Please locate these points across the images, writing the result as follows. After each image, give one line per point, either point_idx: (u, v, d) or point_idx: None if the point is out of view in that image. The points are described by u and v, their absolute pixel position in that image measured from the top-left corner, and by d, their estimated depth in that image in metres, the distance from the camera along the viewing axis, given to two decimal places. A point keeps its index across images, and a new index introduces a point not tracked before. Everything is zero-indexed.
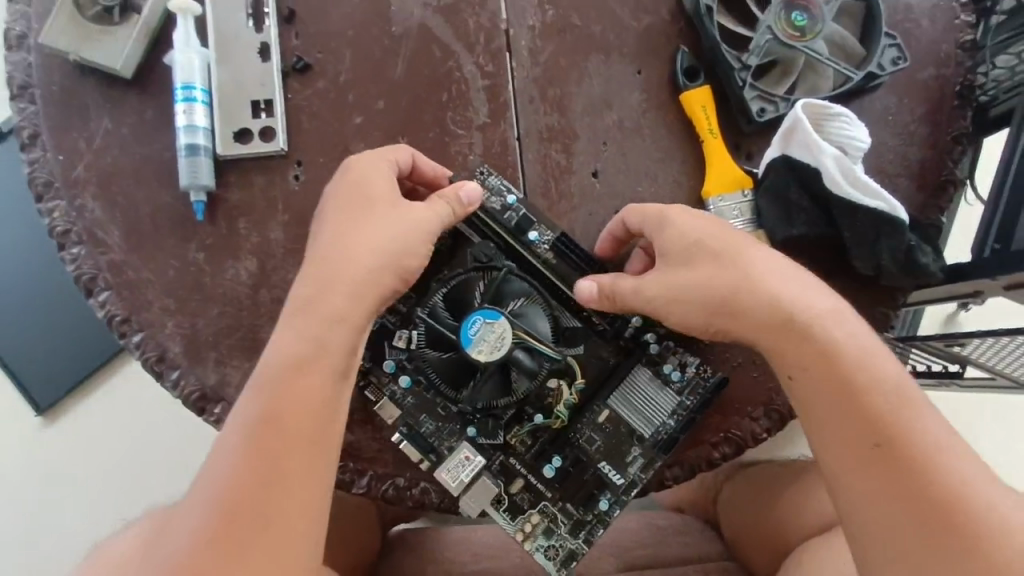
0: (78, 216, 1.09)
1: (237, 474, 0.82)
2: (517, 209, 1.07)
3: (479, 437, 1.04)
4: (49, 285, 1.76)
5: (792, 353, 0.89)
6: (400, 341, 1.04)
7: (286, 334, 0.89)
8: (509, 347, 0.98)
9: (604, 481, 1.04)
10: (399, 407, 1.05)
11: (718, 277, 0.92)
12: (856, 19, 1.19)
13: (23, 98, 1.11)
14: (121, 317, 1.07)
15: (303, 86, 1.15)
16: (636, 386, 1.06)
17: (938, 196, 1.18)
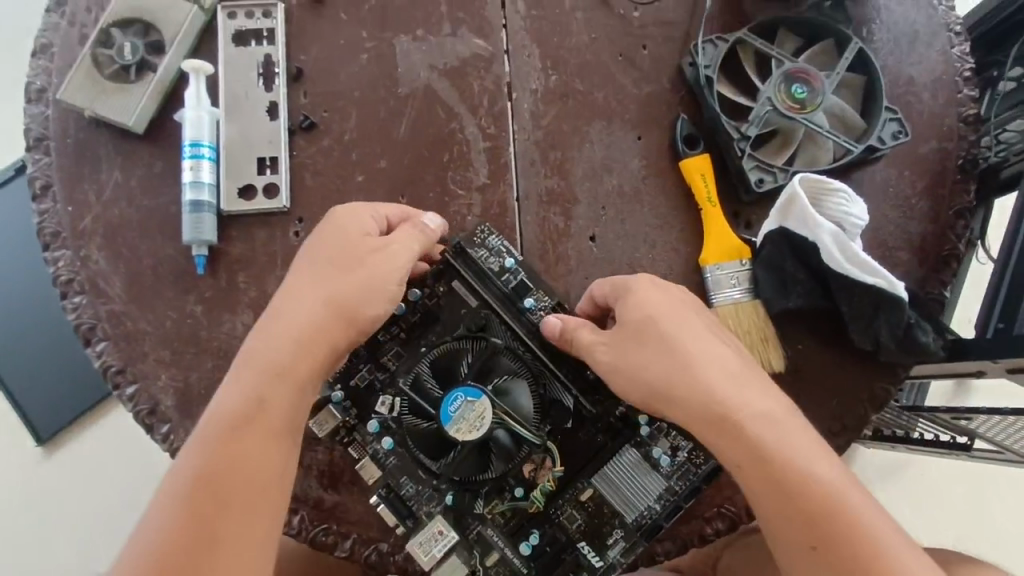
0: (82, 266, 1.11)
1: (167, 534, 0.83)
2: (512, 279, 1.08)
3: (455, 508, 1.02)
4: (56, 325, 1.78)
5: (727, 453, 0.87)
6: (382, 407, 1.04)
7: (229, 389, 0.92)
8: (489, 427, 0.98)
9: (580, 563, 1.02)
10: (379, 470, 1.03)
11: (660, 357, 0.91)
12: (858, 91, 1.19)
13: (38, 149, 1.14)
14: (116, 367, 1.08)
15: (308, 143, 1.18)
16: (621, 466, 1.03)
17: (940, 270, 1.17)
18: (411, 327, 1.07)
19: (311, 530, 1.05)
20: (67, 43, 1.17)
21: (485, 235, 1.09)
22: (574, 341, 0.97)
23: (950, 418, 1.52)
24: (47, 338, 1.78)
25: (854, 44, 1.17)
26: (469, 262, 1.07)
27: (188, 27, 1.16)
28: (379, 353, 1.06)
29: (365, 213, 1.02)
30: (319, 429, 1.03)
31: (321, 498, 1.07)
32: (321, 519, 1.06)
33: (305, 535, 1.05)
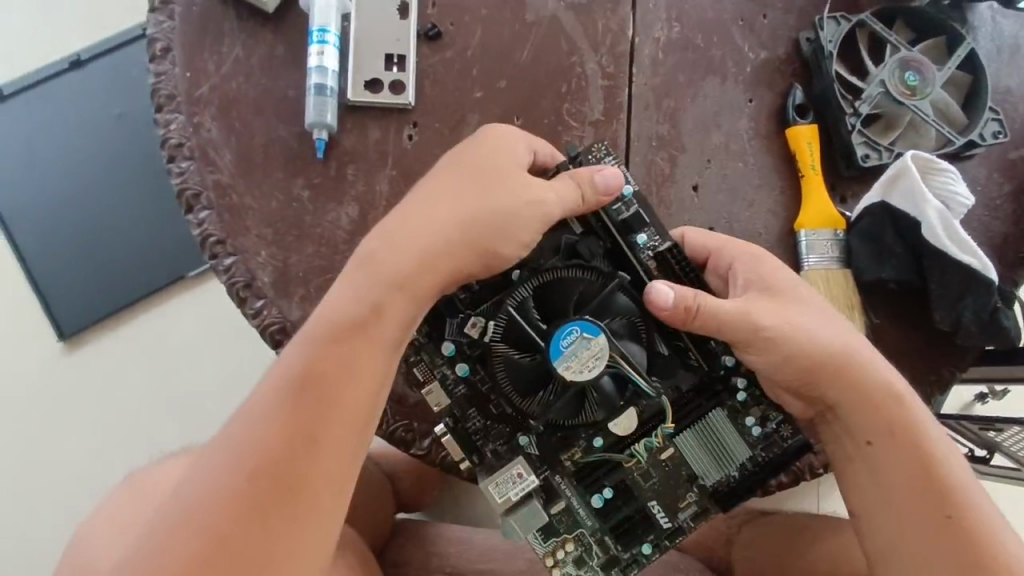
0: (194, 133, 1.10)
1: (267, 427, 0.80)
2: (624, 212, 1.01)
3: (538, 449, 1.01)
4: (119, 222, 1.85)
5: (885, 418, 0.95)
6: (472, 328, 0.98)
7: (342, 293, 0.88)
8: (601, 370, 0.94)
9: (651, 522, 1.01)
10: (447, 397, 1.00)
11: (806, 318, 0.97)
12: (963, 89, 1.24)
13: (162, 12, 1.13)
14: (216, 238, 1.07)
15: (431, 53, 1.18)
16: (713, 428, 1.01)
17: (1015, 270, 1.22)
18: None
19: (392, 425, 1.08)
20: None
21: (600, 159, 1.02)
22: (706, 299, 0.94)
23: (977, 427, 1.55)
24: (108, 234, 1.85)
25: (967, 43, 1.21)
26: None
27: None
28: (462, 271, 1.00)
29: (515, 139, 1.00)
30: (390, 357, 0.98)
31: (405, 395, 1.08)
32: (402, 416, 1.08)
33: (385, 428, 1.08)
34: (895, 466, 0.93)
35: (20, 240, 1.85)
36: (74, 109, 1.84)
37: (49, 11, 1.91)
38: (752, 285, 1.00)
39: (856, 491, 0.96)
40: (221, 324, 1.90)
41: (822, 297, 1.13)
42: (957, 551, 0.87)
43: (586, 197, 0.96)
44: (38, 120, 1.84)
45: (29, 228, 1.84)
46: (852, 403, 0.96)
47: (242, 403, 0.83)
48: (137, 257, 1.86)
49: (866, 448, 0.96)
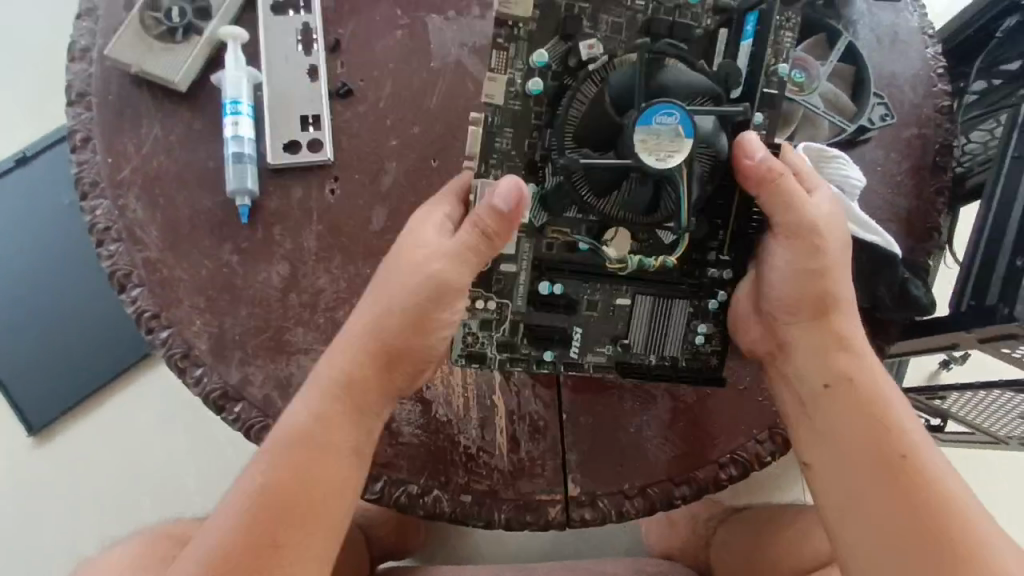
0: (120, 215, 1.13)
1: (291, 448, 0.93)
2: (768, 88, 1.01)
3: (546, 195, 1.01)
4: (72, 308, 1.88)
5: (840, 361, 1.02)
6: (589, 49, 0.97)
7: (298, 409, 0.96)
8: (671, 166, 0.94)
9: (566, 340, 1.08)
10: (529, 14, 0.95)
11: (830, 253, 1.03)
12: (848, 79, 1.32)
13: (80, 104, 1.18)
14: (150, 313, 1.10)
15: (344, 109, 1.23)
16: (671, 309, 1.09)
17: (924, 241, 1.29)
18: (644, 17, 0.99)
19: None
20: (112, 8, 1.23)
21: (788, 25, 1.01)
22: (778, 182, 0.99)
23: (924, 398, 1.59)
24: (63, 321, 1.87)
25: (845, 37, 1.30)
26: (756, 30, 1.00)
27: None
28: (605, 13, 0.98)
29: (433, 218, 1.02)
30: (501, 6, 0.93)
31: None
32: None
33: None
34: (844, 409, 1.00)
35: None
36: (23, 206, 1.88)
37: None
38: (822, 207, 1.03)
39: (810, 442, 1.03)
40: (190, 401, 1.91)
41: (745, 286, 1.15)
42: (908, 486, 0.92)
43: (492, 226, 0.95)
44: None
45: None
46: (811, 346, 1.04)
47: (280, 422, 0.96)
48: (91, 340, 1.88)
49: (824, 393, 1.02)
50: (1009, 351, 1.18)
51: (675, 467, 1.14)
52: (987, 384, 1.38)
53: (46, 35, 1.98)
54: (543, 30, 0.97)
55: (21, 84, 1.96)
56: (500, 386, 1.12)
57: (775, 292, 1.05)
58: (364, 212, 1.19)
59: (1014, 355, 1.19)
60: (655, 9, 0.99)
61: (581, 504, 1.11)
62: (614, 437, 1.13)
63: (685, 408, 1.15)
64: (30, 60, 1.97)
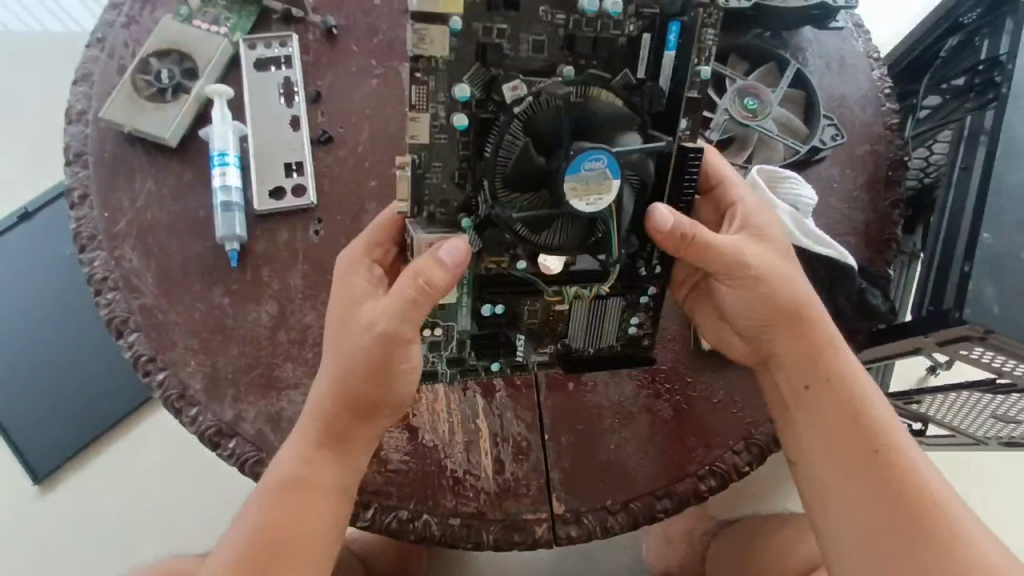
0: (117, 265, 1.20)
1: (275, 490, 0.99)
2: (693, 95, 0.97)
3: (478, 227, 1.00)
4: (70, 361, 1.95)
5: (822, 364, 1.05)
6: (513, 90, 0.91)
7: (289, 454, 1.01)
8: (598, 210, 0.94)
9: (509, 349, 1.12)
10: (447, 49, 0.89)
11: (786, 272, 1.06)
12: (799, 103, 1.40)
13: (77, 163, 1.26)
14: (147, 356, 1.16)
15: (326, 155, 1.31)
16: (606, 310, 1.10)
17: (883, 251, 1.36)
18: (561, 32, 0.94)
19: None
20: (107, 74, 1.32)
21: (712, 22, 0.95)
22: (698, 240, 1.00)
23: (902, 403, 1.59)
24: (60, 375, 1.94)
25: (793, 65, 1.39)
26: (680, 37, 0.95)
27: (215, 59, 1.32)
28: (523, 32, 0.93)
29: (362, 272, 1.04)
30: (416, 49, 0.88)
31: None
32: None
33: None
34: (827, 410, 1.03)
35: None
36: (19, 266, 1.97)
37: None
38: (744, 230, 1.08)
39: (796, 442, 1.07)
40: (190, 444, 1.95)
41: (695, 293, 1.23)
42: (886, 479, 0.97)
43: (436, 281, 0.93)
44: None
45: None
46: (795, 353, 1.07)
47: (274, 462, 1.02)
48: (89, 390, 1.94)
49: (806, 395, 1.06)
50: (968, 352, 1.24)
51: (657, 480, 1.17)
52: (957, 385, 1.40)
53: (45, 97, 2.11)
54: (461, 60, 0.92)
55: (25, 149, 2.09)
56: (483, 409, 1.18)
57: (739, 310, 1.09)
58: None
59: (972, 356, 1.26)
60: (576, 23, 0.93)
61: (567, 522, 1.14)
62: (594, 456, 1.17)
63: (663, 423, 1.20)
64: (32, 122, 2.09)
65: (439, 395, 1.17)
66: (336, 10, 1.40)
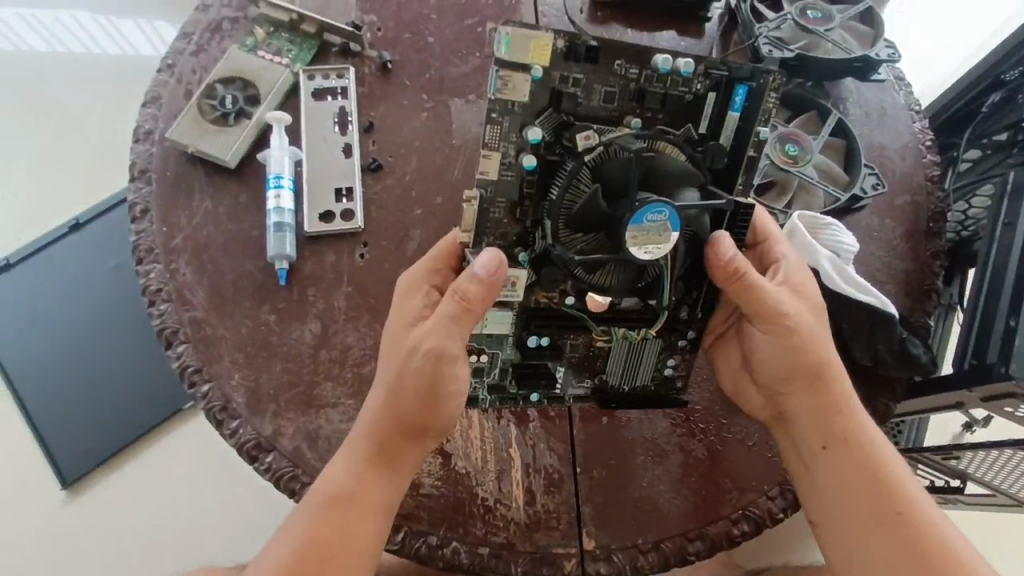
0: (171, 278, 1.25)
1: (326, 502, 1.01)
2: (753, 153, 1.01)
3: (534, 261, 1.03)
4: (114, 372, 2.07)
5: (838, 423, 1.05)
6: (586, 139, 0.94)
7: (339, 468, 1.02)
8: (653, 258, 0.96)
9: (550, 381, 1.13)
10: (528, 95, 0.93)
11: (818, 329, 1.07)
12: (840, 152, 1.42)
13: (141, 179, 1.32)
14: (194, 367, 1.19)
15: (374, 182, 1.36)
16: (646, 348, 1.13)
17: (923, 302, 1.35)
18: (632, 86, 0.98)
19: None
20: (174, 97, 1.40)
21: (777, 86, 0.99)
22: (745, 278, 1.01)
23: (940, 457, 1.58)
24: (104, 383, 2.06)
25: (834, 114, 1.42)
26: (745, 101, 0.99)
27: (276, 87, 1.39)
28: (598, 83, 0.97)
29: (420, 292, 1.07)
30: (499, 92, 0.92)
31: None
32: None
33: None
34: (844, 469, 1.03)
35: (27, 392, 2.05)
36: (79, 280, 2.13)
37: (56, 199, 2.24)
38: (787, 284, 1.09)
39: (813, 500, 1.05)
40: (215, 454, 2.04)
41: None
42: (907, 542, 0.96)
43: (471, 294, 0.96)
44: (46, 292, 2.12)
45: (36, 387, 2.05)
46: (810, 412, 1.07)
47: (323, 475, 1.03)
48: (129, 401, 2.06)
49: (821, 454, 1.05)
50: (1012, 410, 1.21)
51: (687, 522, 1.15)
52: (1000, 443, 1.38)
53: (113, 123, 2.33)
54: (538, 105, 0.95)
55: (92, 173, 2.26)
56: (516, 437, 1.18)
57: (764, 360, 1.10)
58: (390, 275, 1.29)
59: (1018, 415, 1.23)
60: (647, 78, 0.97)
61: (596, 558, 1.12)
62: (626, 491, 1.16)
63: (697, 463, 1.19)
64: (95, 143, 2.30)
65: (473, 423, 1.18)
66: (391, 47, 1.48)
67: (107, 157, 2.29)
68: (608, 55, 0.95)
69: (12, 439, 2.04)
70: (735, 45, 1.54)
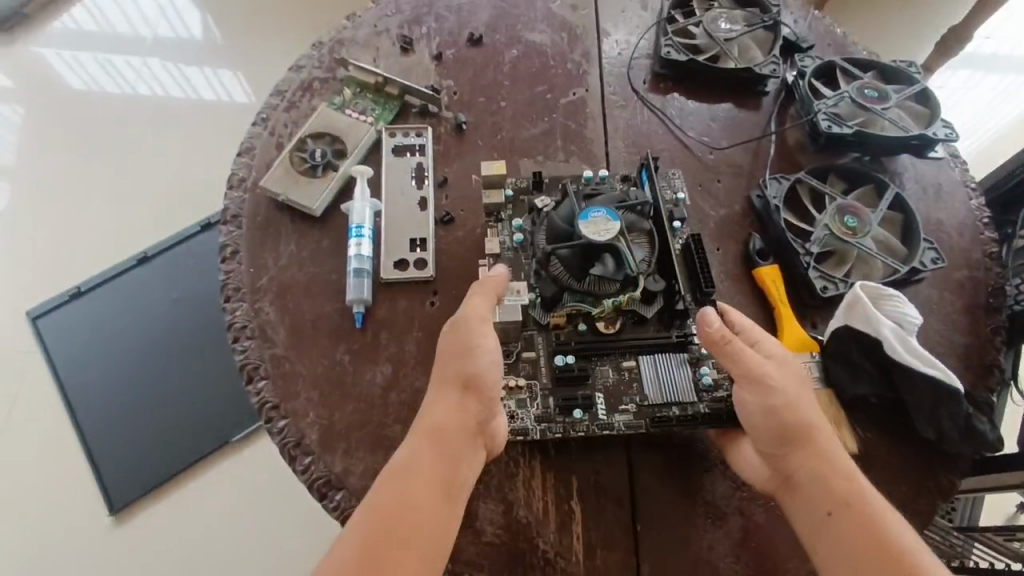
0: (256, 316, 1.32)
1: (396, 478, 1.00)
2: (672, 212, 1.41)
3: (542, 300, 1.25)
4: (171, 399, 2.15)
5: (837, 485, 1.00)
6: (543, 203, 1.34)
7: (407, 445, 1.04)
8: (609, 240, 1.19)
9: (591, 407, 1.18)
10: (502, 200, 1.40)
11: (799, 395, 1.08)
12: (897, 226, 1.45)
13: (233, 223, 1.42)
14: (271, 403, 1.25)
15: (447, 234, 1.44)
16: (668, 359, 1.22)
17: (986, 376, 1.35)
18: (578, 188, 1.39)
19: None
20: (267, 148, 1.51)
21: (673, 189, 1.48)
22: (728, 350, 1.11)
23: (1002, 538, 1.54)
24: (161, 410, 2.14)
25: (892, 189, 1.46)
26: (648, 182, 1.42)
27: (361, 142, 1.49)
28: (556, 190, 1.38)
29: (481, 295, 1.15)
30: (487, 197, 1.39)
31: None
32: None
33: None
34: (844, 532, 0.96)
35: (88, 418, 2.13)
36: (148, 310, 2.24)
37: (131, 231, 2.37)
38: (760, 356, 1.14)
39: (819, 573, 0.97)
40: (259, 488, 2.07)
41: None
42: None
43: (489, 281, 1.18)
44: (115, 320, 2.23)
45: (97, 412, 2.14)
46: (809, 473, 1.02)
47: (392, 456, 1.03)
48: (182, 429, 2.13)
49: (824, 521, 0.99)
50: None
51: None
52: None
53: (193, 163, 2.49)
54: (517, 210, 1.39)
55: (166, 208, 2.41)
56: (577, 487, 1.20)
57: (753, 429, 1.08)
58: None
59: None
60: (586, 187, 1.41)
61: None
62: (684, 552, 1.16)
63: (757, 528, 1.18)
64: (171, 179, 2.46)
65: (535, 473, 1.20)
66: (466, 109, 1.59)
67: (182, 194, 2.44)
68: (554, 182, 1.40)
69: (68, 462, 2.09)
70: (792, 119, 1.62)
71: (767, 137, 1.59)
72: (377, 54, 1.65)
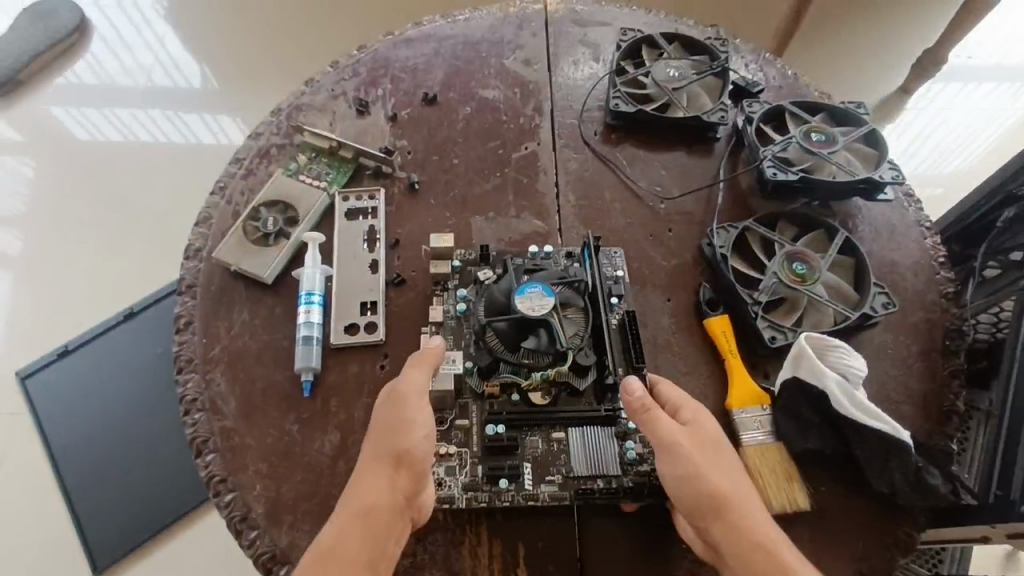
0: (207, 387, 1.34)
1: (319, 560, 1.00)
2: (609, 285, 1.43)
3: (479, 370, 1.29)
4: (152, 455, 2.16)
5: (762, 561, 1.01)
6: (486, 276, 1.39)
7: (334, 523, 1.05)
8: (544, 314, 1.26)
9: (518, 476, 1.21)
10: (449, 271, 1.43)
11: (722, 467, 1.09)
12: (849, 270, 1.45)
13: (188, 293, 1.45)
14: (220, 476, 1.26)
15: (398, 295, 1.45)
16: (595, 434, 1.25)
17: (944, 422, 1.32)
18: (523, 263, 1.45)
19: None
20: (223, 216, 1.54)
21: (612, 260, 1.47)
22: (652, 421, 1.11)
23: None
24: (142, 467, 2.15)
25: (842, 233, 1.45)
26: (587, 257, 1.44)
27: (313, 207, 1.52)
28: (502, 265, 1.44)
29: (419, 369, 1.17)
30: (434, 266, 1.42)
31: None
32: None
33: None
34: None
35: (71, 476, 2.15)
36: (131, 366, 2.27)
37: (115, 288, 2.41)
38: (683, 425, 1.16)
39: None
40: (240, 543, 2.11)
41: (761, 472, 1.22)
42: None
43: (428, 353, 1.21)
44: (98, 377, 2.25)
45: (79, 470, 2.15)
46: (736, 548, 1.03)
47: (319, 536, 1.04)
48: (162, 486, 2.14)
49: None
50: None
51: None
52: None
53: (176, 217, 2.54)
54: (463, 281, 1.43)
55: (149, 263, 2.46)
56: (524, 554, 1.20)
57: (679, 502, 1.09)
58: None
59: None
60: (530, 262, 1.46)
61: None
62: None
63: None
64: (155, 234, 2.51)
65: (482, 540, 1.20)
66: (420, 168, 1.62)
67: (165, 248, 2.49)
68: (499, 256, 1.45)
69: (50, 522, 2.11)
70: (744, 164, 1.62)
71: (717, 184, 1.60)
72: (334, 118, 1.68)
